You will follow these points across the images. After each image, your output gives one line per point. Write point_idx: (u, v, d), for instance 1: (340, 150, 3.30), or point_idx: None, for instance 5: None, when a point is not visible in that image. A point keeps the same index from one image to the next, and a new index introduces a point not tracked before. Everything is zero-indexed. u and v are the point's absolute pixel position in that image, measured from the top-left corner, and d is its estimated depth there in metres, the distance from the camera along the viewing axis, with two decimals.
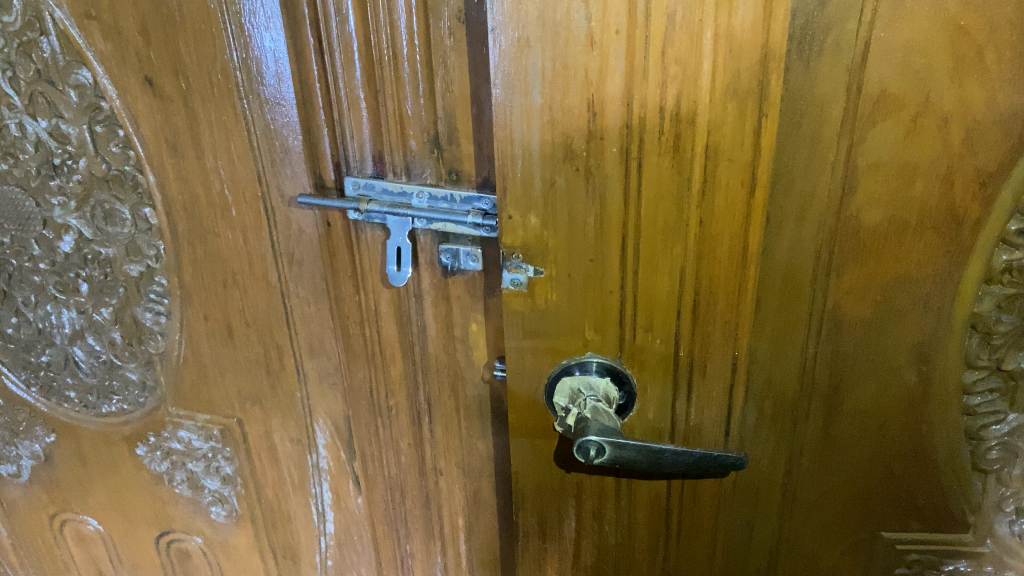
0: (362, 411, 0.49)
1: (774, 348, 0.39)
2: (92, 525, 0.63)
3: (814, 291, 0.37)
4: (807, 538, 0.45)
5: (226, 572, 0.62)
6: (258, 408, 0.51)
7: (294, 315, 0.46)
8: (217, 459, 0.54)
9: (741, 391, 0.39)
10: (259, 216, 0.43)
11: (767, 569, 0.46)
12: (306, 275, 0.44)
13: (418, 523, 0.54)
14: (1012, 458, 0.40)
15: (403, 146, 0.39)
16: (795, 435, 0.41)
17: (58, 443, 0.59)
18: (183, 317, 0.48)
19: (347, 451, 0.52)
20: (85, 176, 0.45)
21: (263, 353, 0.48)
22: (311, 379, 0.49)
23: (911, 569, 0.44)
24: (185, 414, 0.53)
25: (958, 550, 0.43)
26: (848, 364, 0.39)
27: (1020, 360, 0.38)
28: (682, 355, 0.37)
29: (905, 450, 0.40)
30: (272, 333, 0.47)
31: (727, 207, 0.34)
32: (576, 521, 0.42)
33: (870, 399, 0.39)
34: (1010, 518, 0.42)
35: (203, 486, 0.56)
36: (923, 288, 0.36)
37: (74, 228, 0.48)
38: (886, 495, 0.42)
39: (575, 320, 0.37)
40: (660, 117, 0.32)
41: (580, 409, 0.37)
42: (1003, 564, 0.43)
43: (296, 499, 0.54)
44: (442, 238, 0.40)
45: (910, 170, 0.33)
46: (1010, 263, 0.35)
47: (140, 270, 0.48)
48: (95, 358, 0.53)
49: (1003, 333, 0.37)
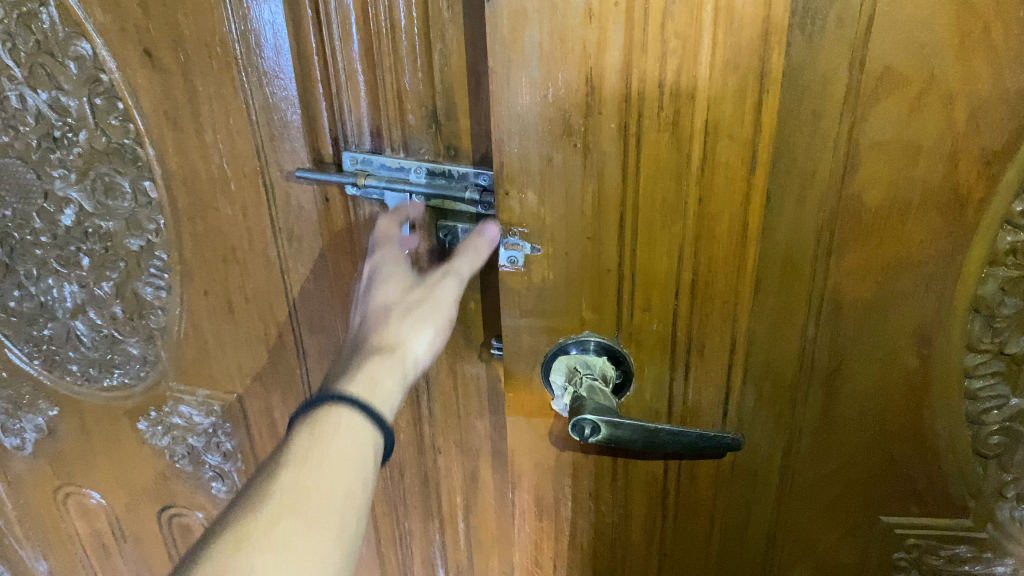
0: None
1: (774, 330, 0.38)
2: (94, 498, 0.62)
3: (813, 273, 0.36)
4: (804, 521, 0.44)
5: None
6: (258, 383, 0.51)
7: (293, 291, 0.46)
8: (218, 435, 0.54)
9: (740, 372, 0.38)
10: (259, 191, 0.43)
11: (764, 552, 0.46)
12: (305, 251, 0.44)
13: (416, 501, 0.54)
14: (1013, 444, 0.40)
15: (401, 120, 0.39)
16: (794, 418, 0.41)
17: (62, 417, 0.58)
18: (184, 292, 0.48)
19: None
20: (85, 149, 0.45)
21: (263, 328, 0.48)
22: (312, 358, 0.48)
23: (910, 553, 0.44)
24: (186, 388, 0.53)
25: (958, 535, 0.43)
26: (848, 347, 0.38)
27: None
28: (680, 335, 0.37)
29: (905, 434, 0.40)
30: (272, 308, 0.47)
31: (726, 184, 0.33)
32: (573, 501, 0.42)
33: (870, 382, 0.39)
34: (1011, 504, 0.42)
35: (204, 462, 0.56)
36: (925, 269, 0.36)
37: (75, 202, 0.47)
38: (886, 480, 0.42)
39: (571, 299, 0.36)
40: (659, 92, 0.31)
41: (576, 388, 0.37)
42: (1002, 550, 0.43)
43: None
44: (440, 215, 0.40)
45: (914, 149, 0.33)
46: (1015, 245, 0.35)
47: (141, 244, 0.47)
48: (97, 332, 0.53)
49: (1006, 316, 0.36)
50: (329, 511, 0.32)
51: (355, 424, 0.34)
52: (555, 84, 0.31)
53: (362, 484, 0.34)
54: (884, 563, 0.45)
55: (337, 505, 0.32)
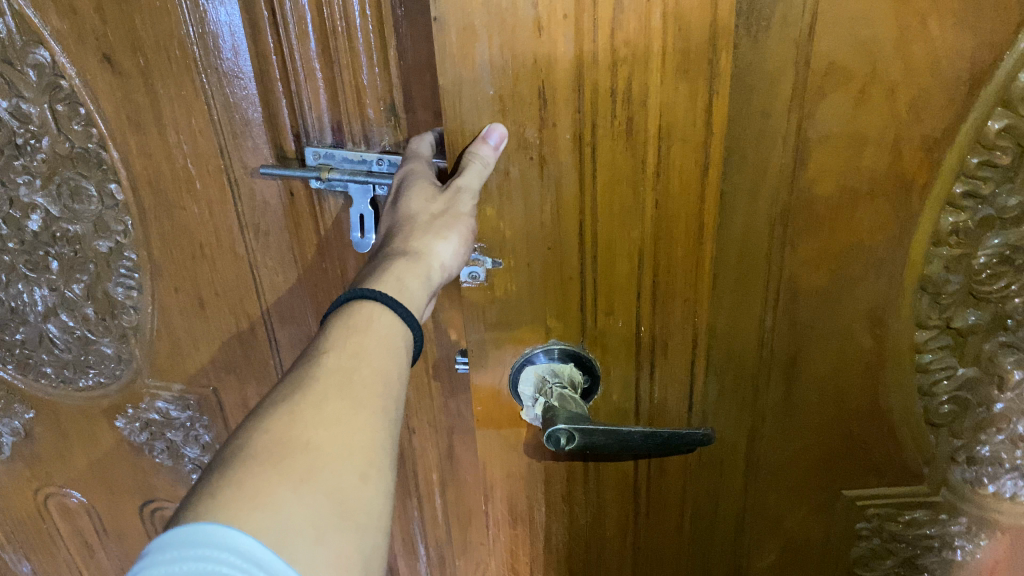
0: None
1: (734, 324, 0.39)
2: (75, 498, 0.57)
3: (769, 266, 0.37)
4: (771, 501, 0.45)
5: None
6: (234, 376, 0.49)
7: (263, 286, 0.44)
8: (195, 429, 0.52)
9: (702, 365, 0.39)
10: (224, 188, 0.41)
11: (734, 538, 0.47)
12: (273, 245, 0.43)
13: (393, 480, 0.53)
14: (962, 410, 0.42)
15: (361, 116, 0.38)
16: (757, 405, 0.42)
17: (39, 420, 0.54)
18: (154, 290, 0.46)
19: None
20: (50, 154, 0.42)
21: (235, 322, 0.46)
22: (283, 345, 0.47)
23: (870, 522, 0.46)
24: (162, 384, 0.50)
25: (915, 500, 0.45)
26: (806, 334, 0.39)
27: (968, 317, 0.39)
28: (644, 335, 0.38)
29: (863, 410, 0.42)
30: (243, 304, 0.45)
31: (682, 187, 0.34)
32: (545, 506, 0.42)
33: (828, 365, 0.40)
34: (962, 467, 0.44)
35: (184, 455, 0.53)
36: (875, 253, 0.37)
37: (41, 207, 0.44)
38: (847, 456, 0.43)
39: (535, 308, 0.36)
40: (612, 102, 0.32)
41: (547, 398, 0.37)
42: (957, 511, 0.45)
43: None
44: None
45: (860, 139, 0.34)
46: (956, 225, 0.36)
47: (110, 246, 0.45)
48: (70, 333, 0.49)
49: (951, 293, 0.38)
50: (375, 389, 0.30)
51: (389, 317, 0.32)
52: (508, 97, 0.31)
53: (405, 350, 0.32)
54: (848, 533, 0.47)
55: (383, 390, 0.30)
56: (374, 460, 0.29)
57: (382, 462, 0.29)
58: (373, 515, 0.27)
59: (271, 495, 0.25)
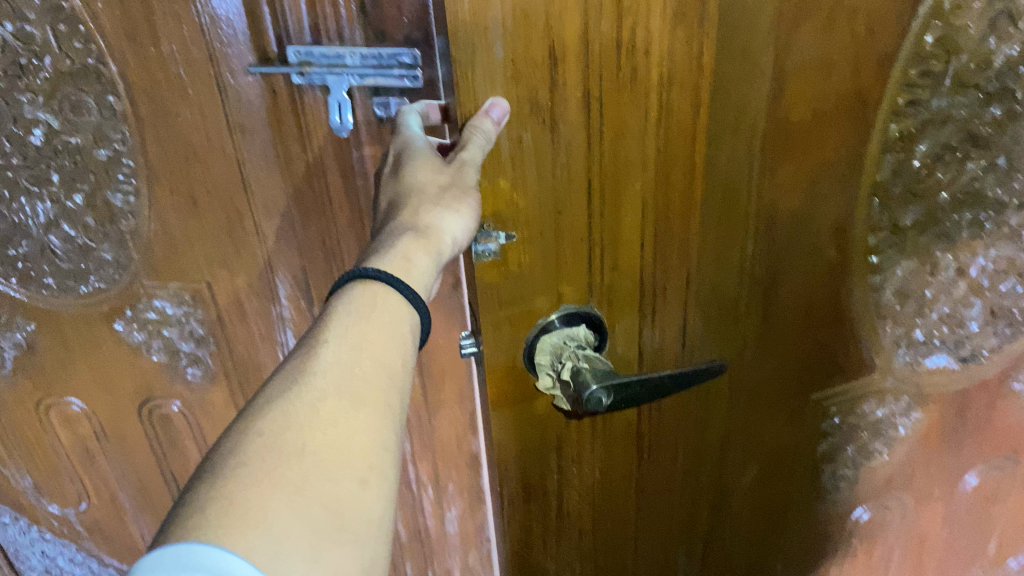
0: (320, 269, 0.50)
1: (719, 259, 0.40)
2: (76, 405, 0.60)
3: (749, 198, 0.38)
4: (751, 420, 0.47)
5: (208, 431, 0.61)
6: (225, 271, 0.51)
7: (251, 182, 0.47)
8: (190, 323, 0.54)
9: (693, 302, 0.40)
10: (213, 91, 0.43)
11: (719, 460, 0.48)
12: (258, 143, 0.45)
13: None
14: (903, 298, 0.46)
15: (335, 14, 0.39)
16: (740, 333, 0.43)
17: (41, 330, 0.56)
18: (151, 195, 0.48)
19: (308, 300, 0.52)
20: (52, 73, 0.45)
21: (227, 218, 0.49)
22: (270, 239, 0.49)
23: (832, 417, 0.50)
24: (159, 283, 0.52)
25: (866, 390, 0.50)
26: (782, 256, 0.41)
27: (909, 215, 0.43)
28: (646, 284, 0.38)
29: (826, 315, 0.44)
30: (233, 199, 0.48)
31: (677, 131, 0.34)
32: (559, 472, 0.42)
33: (799, 281, 0.42)
34: (902, 351, 0.49)
35: (179, 350, 0.56)
36: (838, 168, 0.39)
37: (43, 121, 0.47)
38: (813, 361, 0.46)
39: (549, 275, 0.35)
40: (616, 55, 0.31)
41: (572, 364, 0.36)
42: (898, 391, 0.51)
43: (265, 350, 0.55)
44: (374, 92, 0.41)
45: (828, 64, 0.35)
46: (900, 132, 0.40)
47: (108, 155, 0.47)
48: (71, 243, 0.51)
49: (896, 196, 0.42)
50: (374, 388, 0.30)
51: (393, 301, 0.32)
52: (520, 64, 0.30)
53: (407, 345, 0.32)
54: (814, 433, 0.50)
55: (382, 387, 0.30)
56: (372, 464, 0.28)
57: (382, 464, 0.29)
58: (370, 521, 0.27)
59: (264, 503, 0.25)
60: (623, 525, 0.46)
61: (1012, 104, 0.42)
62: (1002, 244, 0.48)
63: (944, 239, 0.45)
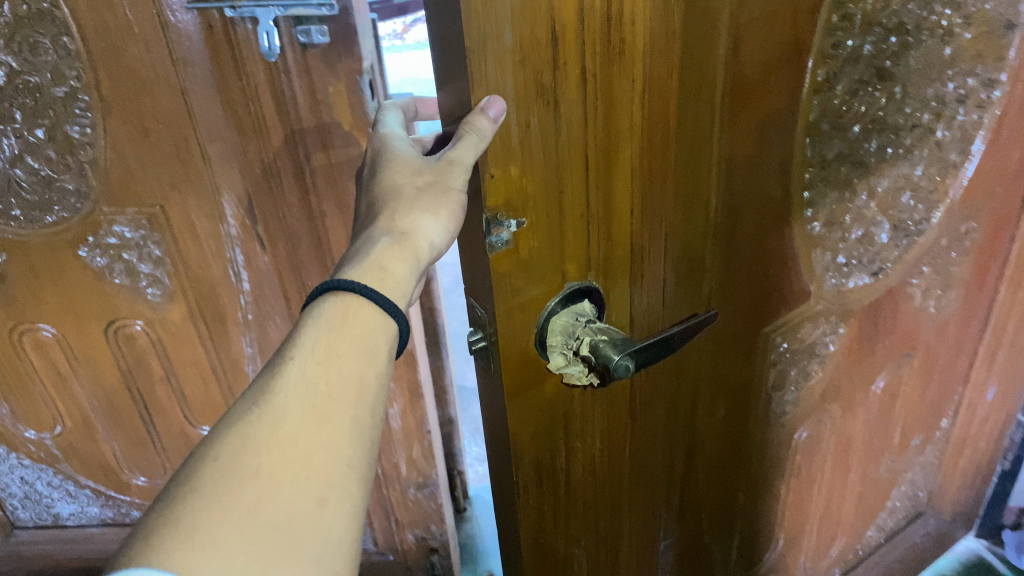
0: (258, 180, 0.62)
1: (687, 216, 0.41)
2: (48, 331, 0.73)
3: (712, 154, 0.40)
4: (716, 364, 0.49)
5: (168, 349, 0.74)
6: (176, 193, 0.63)
7: (194, 108, 0.58)
8: (148, 245, 0.66)
9: (670, 260, 0.41)
10: (156, 26, 0.54)
11: (692, 406, 0.50)
12: (198, 73, 0.56)
13: (311, 257, 0.67)
14: (831, 226, 0.50)
15: None
16: (707, 285, 0.45)
17: (11, 259, 0.67)
18: (106, 126, 0.59)
19: (250, 217, 0.64)
20: (11, 19, 0.55)
21: (175, 146, 0.60)
22: (213, 158, 0.61)
23: (779, 346, 0.53)
24: (117, 209, 0.64)
25: (804, 316, 0.53)
26: (740, 206, 0.43)
27: (834, 149, 0.46)
28: (633, 250, 0.39)
29: (773, 253, 0.47)
30: (180, 127, 0.59)
31: (654, 95, 0.35)
32: (565, 447, 0.42)
33: (753, 226, 0.44)
34: (831, 275, 0.53)
35: (138, 272, 0.68)
36: (779, 114, 0.41)
37: (5, 63, 0.57)
38: (763, 299, 0.49)
39: (553, 256, 0.35)
40: (606, 28, 0.31)
41: (588, 337, 0.37)
42: (828, 310, 0.55)
43: (216, 265, 0.67)
44: (296, 21, 0.54)
45: (774, 17, 0.37)
46: (826, 72, 0.42)
47: (65, 91, 0.58)
48: (35, 175, 0.62)
49: (824, 132, 0.45)
50: (347, 402, 0.30)
51: (369, 312, 0.31)
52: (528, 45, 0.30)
53: (383, 351, 0.31)
54: (765, 363, 0.53)
55: (349, 403, 0.30)
56: (334, 485, 0.28)
57: (345, 485, 0.28)
58: (324, 545, 0.27)
59: (210, 532, 0.25)
60: (611, 490, 0.47)
61: (907, 36, 0.46)
62: (901, 162, 0.52)
63: (859, 166, 0.49)
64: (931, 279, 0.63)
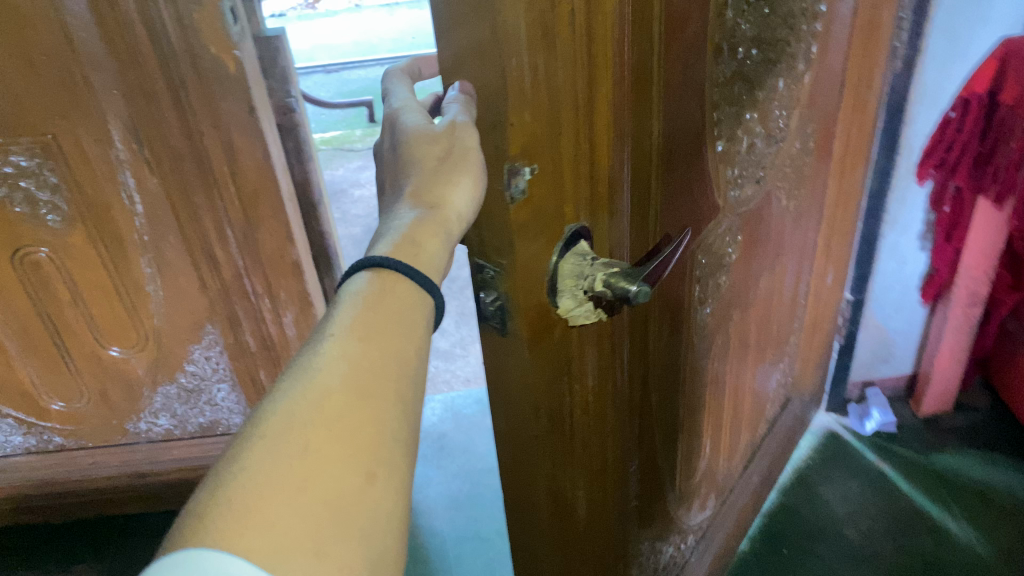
0: (132, 101, 0.88)
1: (647, 148, 0.47)
2: None
3: (661, 85, 0.45)
4: (668, 286, 0.56)
5: (70, 270, 1.03)
6: (63, 119, 0.90)
7: (73, 44, 0.85)
8: (42, 172, 0.94)
9: (641, 189, 0.48)
10: None
11: (660, 326, 0.57)
12: (78, 19, 0.83)
13: (195, 176, 0.94)
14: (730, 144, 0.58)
15: None
16: (660, 209, 0.51)
17: None
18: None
19: (133, 138, 0.92)
20: None
21: (58, 77, 0.87)
22: (95, 85, 0.88)
23: (705, 261, 0.61)
24: (12, 141, 0.91)
25: (719, 228, 0.61)
26: (676, 134, 0.49)
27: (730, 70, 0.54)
28: (625, 180, 0.44)
29: (698, 172, 0.54)
30: (63, 60, 0.86)
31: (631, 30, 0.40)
32: (579, 372, 0.49)
33: (685, 150, 0.51)
34: (734, 186, 0.61)
35: (37, 200, 0.96)
36: (695, 49, 0.48)
37: None
38: (694, 211, 0.56)
39: (560, 191, 0.41)
40: None
41: (596, 274, 0.43)
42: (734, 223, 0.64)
43: (106, 183, 0.95)
44: None
45: None
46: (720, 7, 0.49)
47: None
48: None
49: (723, 56, 0.52)
50: (387, 386, 0.35)
51: (399, 302, 0.37)
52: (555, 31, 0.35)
53: (414, 344, 0.37)
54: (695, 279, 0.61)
55: (383, 393, 0.35)
56: (375, 460, 0.33)
57: (387, 461, 0.33)
58: (371, 512, 0.32)
59: (270, 496, 0.29)
60: (613, 428, 0.55)
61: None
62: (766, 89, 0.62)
63: (743, 90, 0.57)
64: (787, 184, 0.74)
